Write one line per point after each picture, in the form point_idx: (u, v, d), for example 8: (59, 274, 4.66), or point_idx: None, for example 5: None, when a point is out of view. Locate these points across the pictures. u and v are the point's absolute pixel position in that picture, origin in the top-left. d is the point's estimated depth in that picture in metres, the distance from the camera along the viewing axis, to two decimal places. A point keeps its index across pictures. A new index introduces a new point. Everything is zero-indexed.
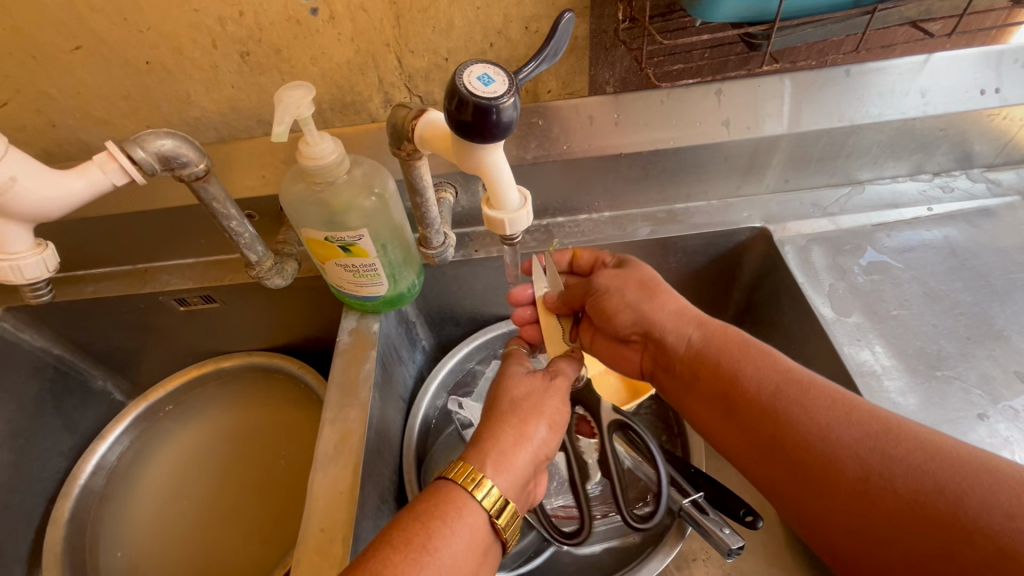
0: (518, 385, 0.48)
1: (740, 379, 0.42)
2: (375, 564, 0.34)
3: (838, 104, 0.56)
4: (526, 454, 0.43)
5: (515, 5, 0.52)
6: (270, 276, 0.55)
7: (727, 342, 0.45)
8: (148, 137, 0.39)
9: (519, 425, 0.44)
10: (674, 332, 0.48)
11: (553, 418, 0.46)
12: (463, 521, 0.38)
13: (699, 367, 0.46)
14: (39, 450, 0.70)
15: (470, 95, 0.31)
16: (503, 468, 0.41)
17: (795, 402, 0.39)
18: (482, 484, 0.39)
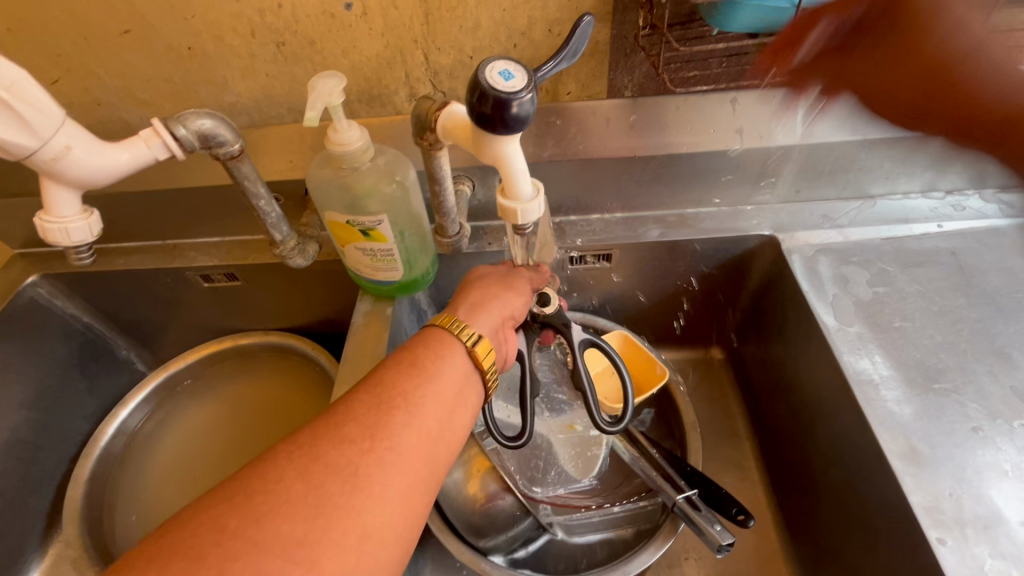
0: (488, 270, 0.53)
1: None
2: (377, 378, 0.39)
3: (852, 118, 0.57)
4: (496, 309, 0.48)
5: (540, 8, 0.54)
6: (292, 256, 0.58)
7: None
8: (189, 115, 0.42)
9: (488, 291, 0.50)
10: None
11: (515, 288, 0.51)
12: (449, 350, 0.43)
13: None
14: (65, 412, 0.74)
15: (490, 88, 0.33)
16: (477, 313, 0.47)
17: None
18: (460, 326, 0.44)
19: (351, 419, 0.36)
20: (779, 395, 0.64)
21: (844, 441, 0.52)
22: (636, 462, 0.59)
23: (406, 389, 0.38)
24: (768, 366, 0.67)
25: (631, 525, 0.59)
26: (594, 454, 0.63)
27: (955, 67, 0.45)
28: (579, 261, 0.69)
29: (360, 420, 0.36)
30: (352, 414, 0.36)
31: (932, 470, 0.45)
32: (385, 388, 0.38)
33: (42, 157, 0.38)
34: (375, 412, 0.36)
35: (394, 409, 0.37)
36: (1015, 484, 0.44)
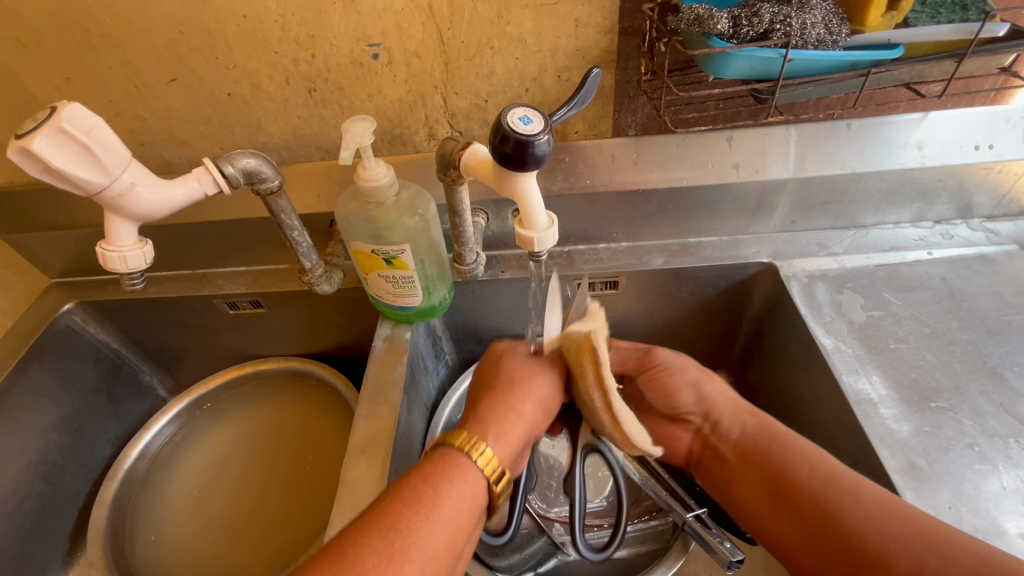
0: (521, 374, 0.55)
1: (787, 471, 0.47)
2: (389, 520, 0.39)
3: (841, 154, 0.62)
4: (519, 430, 0.51)
5: (549, 56, 0.60)
6: (320, 283, 0.62)
7: (773, 438, 0.51)
8: (237, 155, 0.47)
9: (516, 405, 0.52)
10: (728, 420, 0.55)
11: (542, 404, 0.54)
12: (464, 482, 0.44)
13: (749, 460, 0.51)
14: (90, 435, 0.76)
15: (512, 132, 0.37)
16: (501, 438, 0.49)
17: (840, 497, 0.43)
18: (480, 449, 0.45)
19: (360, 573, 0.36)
20: (783, 416, 0.66)
21: (848, 458, 0.53)
22: (647, 483, 0.59)
23: (420, 536, 0.39)
24: (771, 388, 0.69)
25: (641, 543, 0.61)
26: (605, 474, 0.64)
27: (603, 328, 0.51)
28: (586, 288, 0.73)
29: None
30: (363, 566, 0.36)
31: (931, 484, 0.47)
32: (397, 534, 0.38)
33: (110, 193, 0.42)
34: (387, 564, 0.37)
35: (407, 562, 0.37)
36: (1013, 497, 0.46)
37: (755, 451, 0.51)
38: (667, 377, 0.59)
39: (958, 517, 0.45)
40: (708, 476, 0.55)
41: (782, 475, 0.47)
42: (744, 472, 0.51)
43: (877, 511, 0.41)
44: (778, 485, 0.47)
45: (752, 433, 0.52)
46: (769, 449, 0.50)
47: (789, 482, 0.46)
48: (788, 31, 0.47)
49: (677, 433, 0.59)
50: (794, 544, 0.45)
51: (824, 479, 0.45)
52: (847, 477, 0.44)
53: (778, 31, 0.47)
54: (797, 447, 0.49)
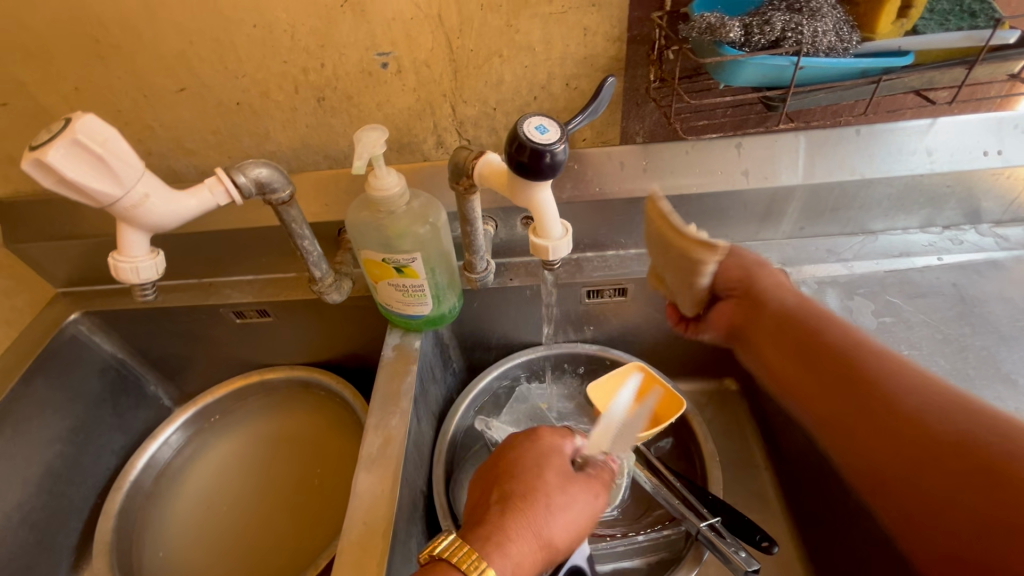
0: (561, 491, 0.46)
1: (821, 333, 0.45)
2: None
3: (851, 160, 0.62)
4: (530, 552, 0.43)
5: (559, 64, 0.60)
6: (330, 292, 0.61)
7: (815, 311, 0.47)
8: (249, 165, 0.46)
9: (537, 523, 0.44)
10: (773, 291, 0.50)
11: (568, 526, 0.45)
12: None
13: (789, 327, 0.47)
14: (95, 446, 0.75)
15: (527, 141, 0.37)
16: (507, 559, 0.41)
17: (877, 368, 0.41)
18: (482, 573, 0.39)
19: None
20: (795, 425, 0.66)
21: None
22: (659, 491, 0.60)
23: None
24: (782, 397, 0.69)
25: (654, 553, 0.60)
26: None
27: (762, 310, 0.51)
28: (595, 295, 0.72)
29: None
30: None
31: None
32: None
33: (123, 204, 0.42)
34: None
35: None
36: None
37: (789, 324, 0.48)
38: (717, 283, 0.54)
39: None
40: (745, 343, 0.52)
41: (815, 338, 0.45)
42: (782, 336, 0.47)
43: (908, 383, 0.39)
44: (813, 350, 0.45)
45: (794, 304, 0.49)
46: (806, 318, 0.47)
47: (818, 342, 0.45)
48: (799, 39, 0.48)
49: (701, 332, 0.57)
50: (814, 392, 0.44)
51: (873, 371, 0.41)
52: (869, 347, 0.43)
53: (789, 39, 0.48)
54: (831, 316, 0.46)
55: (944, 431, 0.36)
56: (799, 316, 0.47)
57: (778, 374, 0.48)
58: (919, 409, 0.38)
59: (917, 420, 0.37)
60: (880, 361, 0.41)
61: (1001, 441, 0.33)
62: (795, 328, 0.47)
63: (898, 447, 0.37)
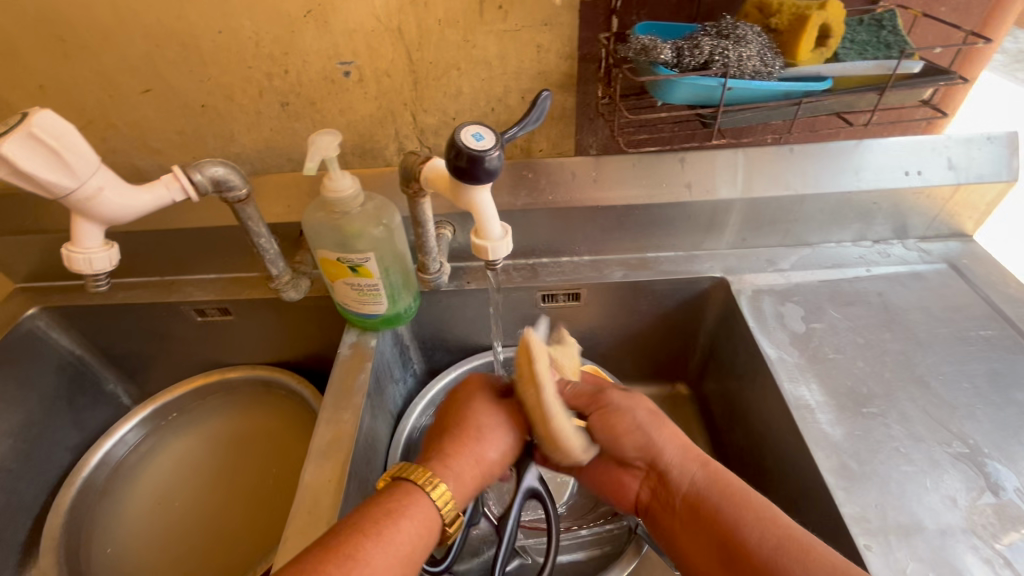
0: (487, 415, 0.55)
1: (740, 528, 0.45)
2: (348, 549, 0.40)
3: (784, 176, 0.66)
4: (477, 473, 0.51)
5: (513, 79, 0.63)
6: (286, 290, 0.64)
7: (728, 489, 0.48)
8: (205, 163, 0.48)
9: (477, 450, 0.52)
10: (678, 467, 0.51)
11: (506, 449, 0.54)
12: (415, 505, 0.46)
13: (701, 509, 0.48)
14: (49, 443, 0.75)
15: (465, 147, 0.40)
16: (457, 478, 0.50)
17: (794, 559, 0.42)
18: (434, 484, 0.47)
19: None
20: (735, 425, 0.69)
21: (789, 461, 0.57)
22: None
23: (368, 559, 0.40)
24: (725, 398, 0.72)
25: (597, 547, 0.62)
26: None
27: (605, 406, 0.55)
28: (550, 299, 0.75)
29: None
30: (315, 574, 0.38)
31: (861, 484, 0.50)
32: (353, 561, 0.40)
33: (77, 197, 0.43)
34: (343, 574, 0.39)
35: None
36: (932, 495, 0.49)
37: (703, 507, 0.48)
38: (608, 415, 0.54)
39: (884, 515, 0.48)
40: (656, 525, 0.52)
41: (732, 536, 0.45)
42: (699, 523, 0.48)
43: (819, 570, 0.41)
44: (728, 546, 0.45)
45: (708, 479, 0.50)
46: (718, 499, 0.48)
47: (738, 542, 0.45)
48: (726, 62, 0.52)
49: (622, 478, 0.55)
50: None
51: (777, 569, 0.42)
52: (797, 537, 0.43)
53: (717, 63, 0.52)
54: (743, 490, 0.48)
55: None
56: (712, 499, 0.48)
57: (700, 571, 0.47)
58: None
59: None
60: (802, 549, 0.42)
61: None
62: (710, 511, 0.47)
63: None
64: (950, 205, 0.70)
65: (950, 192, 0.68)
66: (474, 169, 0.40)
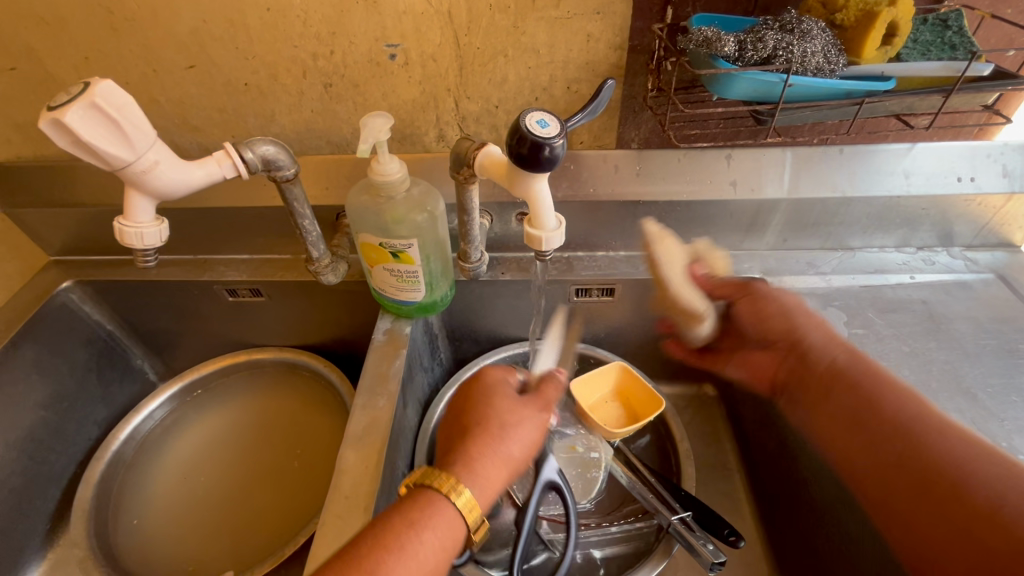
0: (509, 413, 0.51)
1: (881, 401, 0.47)
2: (370, 564, 0.40)
3: (833, 178, 0.65)
4: (503, 473, 0.48)
5: (560, 68, 0.62)
6: (326, 273, 0.63)
7: (868, 367, 0.50)
8: (257, 142, 0.48)
9: (500, 449, 0.49)
10: (821, 349, 0.54)
11: (529, 446, 0.51)
12: (438, 517, 0.43)
13: (838, 382, 0.51)
14: (79, 416, 0.76)
15: (529, 134, 0.39)
16: (482, 479, 0.47)
17: (933, 433, 0.43)
18: (459, 492, 0.44)
19: None
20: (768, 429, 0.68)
21: None
22: (635, 486, 0.62)
23: None
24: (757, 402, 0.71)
25: (626, 544, 0.62)
26: (594, 476, 0.66)
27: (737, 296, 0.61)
28: (583, 294, 0.74)
29: None
30: None
31: None
32: None
33: (133, 170, 0.43)
34: None
35: None
36: None
37: (844, 382, 0.50)
38: (755, 300, 0.59)
39: None
40: (792, 398, 0.56)
41: (868, 407, 0.47)
42: (834, 394, 0.51)
43: (965, 446, 0.41)
44: (865, 414, 0.47)
45: (848, 357, 0.52)
46: (857, 374, 0.50)
47: (875, 414, 0.47)
48: (790, 57, 0.50)
49: (754, 359, 0.61)
50: (868, 465, 0.46)
51: (917, 438, 0.43)
52: (938, 417, 0.44)
53: (781, 58, 0.50)
54: (879, 371, 0.50)
55: (979, 483, 0.39)
56: (853, 374, 0.50)
57: (833, 443, 0.50)
58: (976, 482, 0.39)
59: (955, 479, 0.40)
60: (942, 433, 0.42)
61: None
62: (846, 387, 0.50)
63: (942, 509, 0.39)
64: (1000, 214, 0.68)
65: (1002, 201, 0.66)
66: (536, 158, 0.39)
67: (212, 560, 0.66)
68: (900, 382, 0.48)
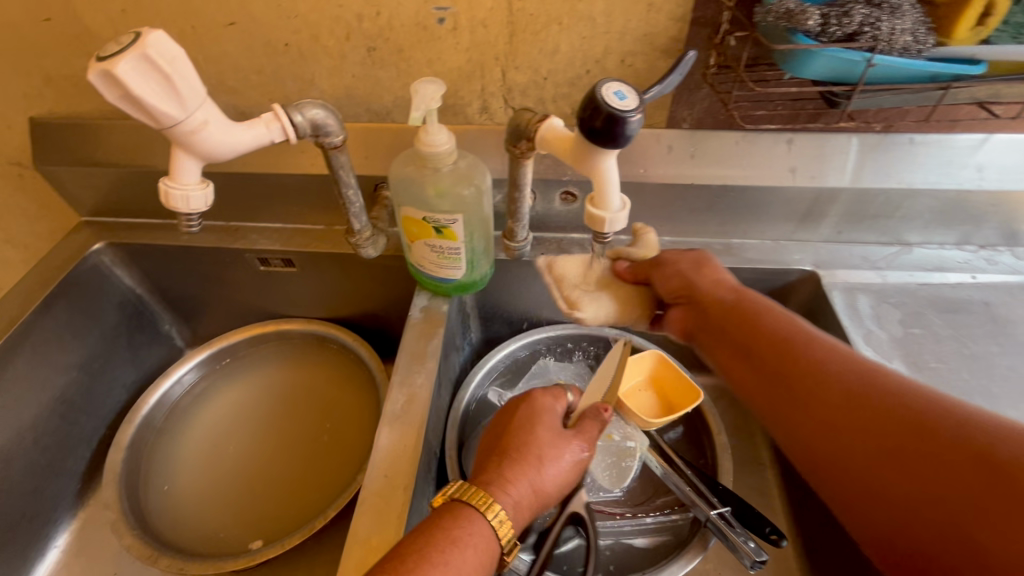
0: (551, 445, 0.51)
1: (759, 322, 0.49)
2: (412, 567, 0.39)
3: (898, 168, 0.61)
4: (530, 497, 0.47)
5: (617, 39, 0.59)
6: (365, 245, 0.61)
7: (756, 300, 0.52)
8: (306, 104, 0.46)
9: (535, 474, 0.48)
10: (712, 292, 0.55)
11: (564, 478, 0.50)
12: (477, 532, 0.43)
13: (732, 317, 0.52)
14: (108, 379, 0.75)
15: (605, 105, 0.36)
16: (519, 504, 0.46)
17: (809, 344, 0.45)
18: (495, 510, 0.44)
19: None
20: None
21: None
22: (670, 477, 0.61)
23: None
24: None
25: (660, 535, 0.61)
26: (628, 465, 0.64)
27: (751, 314, 0.51)
28: None
29: None
30: None
31: None
32: None
33: (183, 128, 0.40)
34: None
35: None
36: None
37: (737, 312, 0.52)
38: (659, 267, 0.59)
39: None
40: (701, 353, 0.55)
41: (752, 328, 0.49)
42: (727, 331, 0.52)
43: (839, 357, 0.43)
44: (746, 330, 0.50)
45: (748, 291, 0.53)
46: (751, 305, 0.51)
47: (757, 332, 0.49)
48: (876, 34, 0.46)
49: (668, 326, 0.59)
50: (754, 387, 0.47)
51: (790, 346, 0.46)
52: (813, 333, 0.46)
53: (866, 34, 0.46)
54: (775, 309, 0.51)
55: (875, 391, 0.39)
56: (743, 306, 0.52)
57: (726, 373, 0.51)
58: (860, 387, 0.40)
59: (898, 405, 0.38)
60: (889, 373, 0.40)
61: (933, 404, 0.36)
62: (736, 320, 0.51)
63: (804, 401, 0.43)
64: None
65: None
66: (612, 131, 0.37)
67: (239, 530, 0.65)
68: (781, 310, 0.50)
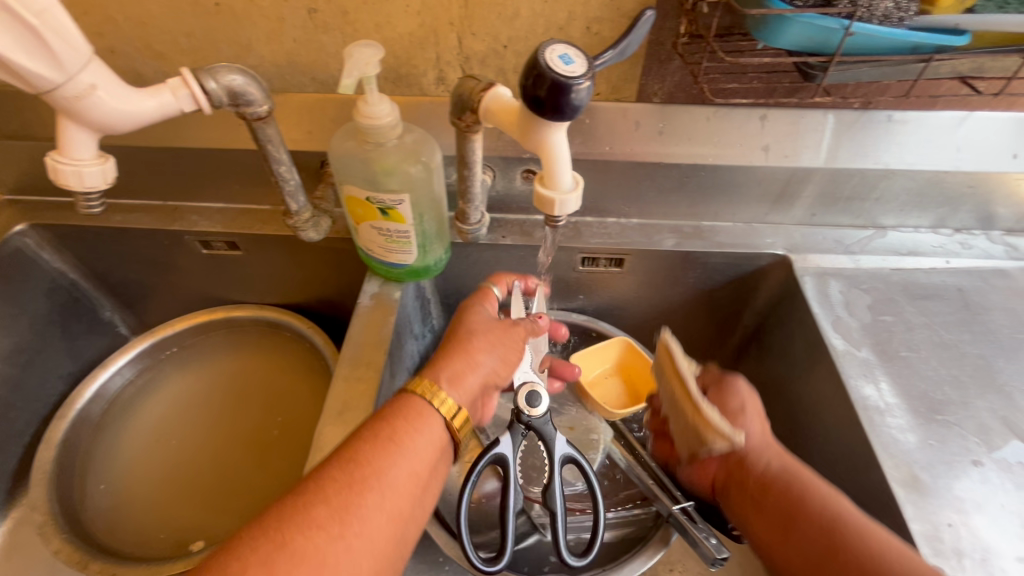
0: (473, 323, 0.51)
1: (800, 502, 0.44)
2: (350, 454, 0.39)
3: (876, 147, 0.58)
4: (476, 379, 0.47)
5: (581, 4, 0.54)
6: (306, 229, 0.57)
7: (796, 473, 0.46)
8: (221, 70, 0.41)
9: (470, 353, 0.48)
10: (757, 452, 0.49)
11: (503, 355, 0.50)
12: (421, 420, 0.42)
13: (766, 491, 0.46)
14: (40, 370, 0.70)
15: (548, 70, 0.32)
16: (458, 383, 0.45)
17: (852, 544, 0.40)
18: (435, 391, 0.43)
19: (320, 501, 0.36)
20: (778, 416, 0.64)
21: (845, 465, 0.52)
22: (632, 470, 0.58)
23: (379, 469, 0.38)
24: (769, 389, 0.66)
25: (623, 528, 0.59)
26: (591, 457, 0.63)
27: (785, 489, 0.45)
28: (589, 263, 0.69)
29: (330, 505, 0.36)
30: (321, 494, 0.36)
31: (932, 500, 0.45)
32: (358, 465, 0.38)
33: (65, 93, 0.37)
34: (346, 494, 0.37)
35: (367, 491, 0.37)
36: (1012, 518, 0.44)
37: (771, 487, 0.46)
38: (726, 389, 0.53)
39: (957, 535, 0.43)
40: (728, 504, 0.50)
41: (790, 507, 0.44)
42: (756, 503, 0.47)
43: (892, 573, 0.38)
44: (781, 503, 0.45)
45: (779, 459, 0.48)
46: (782, 481, 0.46)
47: (794, 515, 0.44)
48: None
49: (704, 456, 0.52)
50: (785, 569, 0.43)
51: (831, 539, 0.41)
52: (854, 522, 0.41)
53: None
54: (812, 486, 0.45)
55: None
56: (779, 482, 0.46)
57: (750, 531, 0.47)
58: None
59: None
60: None
61: None
62: (768, 494, 0.46)
63: None
64: None
65: None
66: (557, 101, 0.33)
67: (176, 533, 0.62)
68: (824, 486, 0.44)
